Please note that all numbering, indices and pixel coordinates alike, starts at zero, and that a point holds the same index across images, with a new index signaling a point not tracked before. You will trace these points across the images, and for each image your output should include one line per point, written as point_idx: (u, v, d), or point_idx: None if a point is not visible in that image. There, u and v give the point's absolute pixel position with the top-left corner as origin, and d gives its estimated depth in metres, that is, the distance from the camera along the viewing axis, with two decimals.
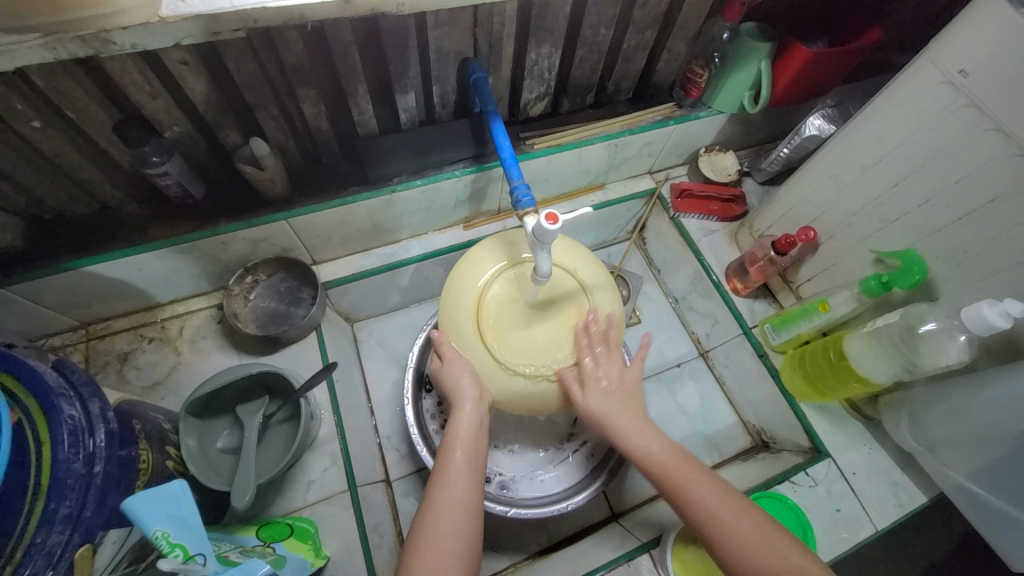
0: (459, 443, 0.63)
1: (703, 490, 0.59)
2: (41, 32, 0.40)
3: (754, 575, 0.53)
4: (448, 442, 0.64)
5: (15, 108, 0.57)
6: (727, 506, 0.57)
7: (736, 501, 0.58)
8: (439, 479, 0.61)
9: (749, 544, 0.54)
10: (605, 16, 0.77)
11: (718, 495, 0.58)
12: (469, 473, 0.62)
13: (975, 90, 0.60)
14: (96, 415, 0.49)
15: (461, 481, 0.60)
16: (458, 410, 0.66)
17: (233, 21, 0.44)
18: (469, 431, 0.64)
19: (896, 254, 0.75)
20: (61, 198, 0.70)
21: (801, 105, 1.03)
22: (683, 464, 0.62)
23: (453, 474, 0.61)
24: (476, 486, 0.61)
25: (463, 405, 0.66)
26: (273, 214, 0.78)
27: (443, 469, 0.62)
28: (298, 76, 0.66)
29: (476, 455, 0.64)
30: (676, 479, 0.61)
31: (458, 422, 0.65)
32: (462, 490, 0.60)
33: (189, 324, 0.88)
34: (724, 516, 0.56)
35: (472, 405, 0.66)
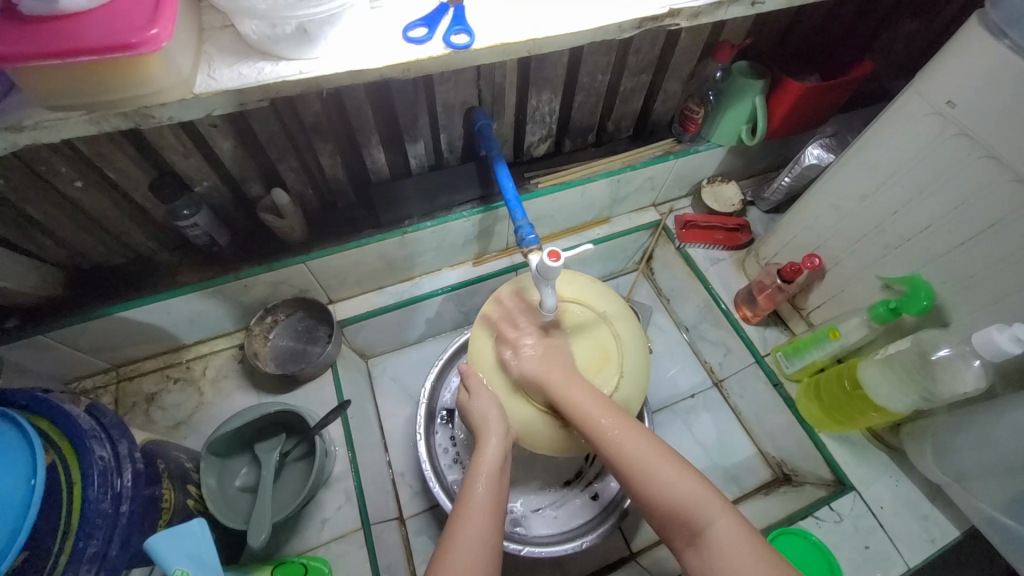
0: (483, 477, 0.62)
1: (632, 451, 0.59)
2: (87, 110, 0.45)
3: (680, 527, 0.55)
4: (471, 476, 0.63)
5: (62, 172, 0.63)
6: (655, 464, 0.58)
7: (667, 461, 0.58)
8: (459, 512, 0.59)
9: (677, 501, 0.55)
10: (601, 64, 0.82)
11: (647, 456, 0.59)
12: (491, 510, 0.60)
13: (963, 120, 0.61)
14: (124, 455, 0.52)
15: (481, 516, 0.58)
16: (485, 444, 0.66)
17: (257, 93, 0.49)
18: (493, 465, 0.64)
19: (902, 280, 0.74)
20: (99, 250, 0.76)
21: (799, 135, 1.06)
22: (613, 424, 0.61)
23: (475, 508, 0.59)
24: (496, 524, 0.59)
25: (488, 439, 0.66)
26: (292, 258, 0.82)
27: (464, 504, 0.60)
28: (316, 132, 0.71)
29: (499, 490, 0.62)
30: (601, 427, 0.61)
31: (483, 455, 0.64)
32: (482, 524, 0.58)
33: (212, 364, 0.91)
34: (651, 474, 0.57)
35: (498, 440, 0.66)
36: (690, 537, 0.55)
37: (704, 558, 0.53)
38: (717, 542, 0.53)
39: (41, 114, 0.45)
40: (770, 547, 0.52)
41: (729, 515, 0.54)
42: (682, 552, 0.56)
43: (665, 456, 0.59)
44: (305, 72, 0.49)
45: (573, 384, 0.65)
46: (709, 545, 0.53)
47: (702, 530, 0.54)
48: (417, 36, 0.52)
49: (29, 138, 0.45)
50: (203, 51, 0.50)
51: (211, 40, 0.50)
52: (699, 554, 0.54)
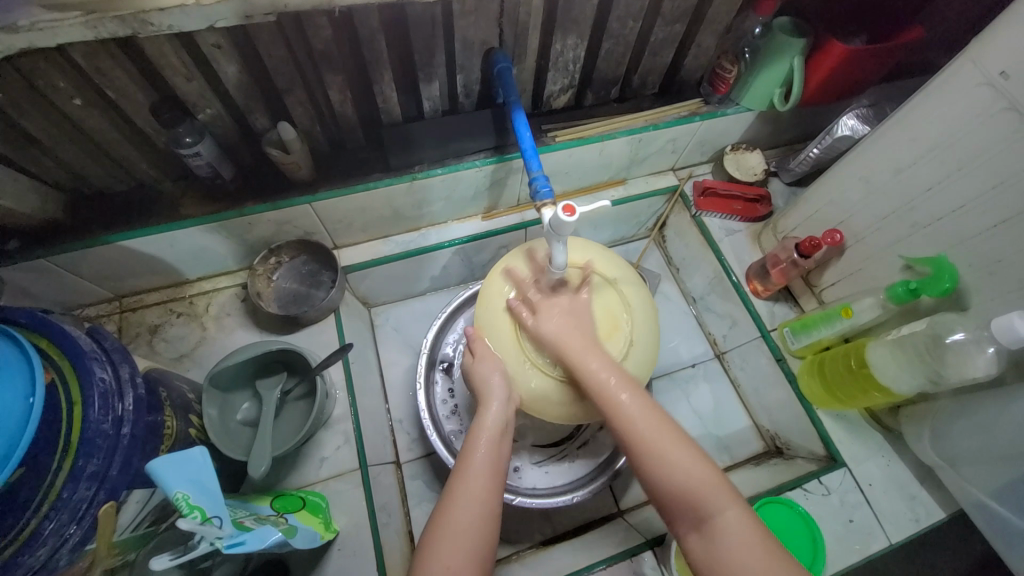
0: (484, 444, 0.62)
1: (646, 429, 0.58)
2: (83, 11, 0.42)
3: (688, 511, 0.54)
4: (471, 439, 0.63)
5: (59, 86, 0.60)
6: (667, 446, 0.57)
7: (683, 446, 0.57)
8: (459, 477, 0.59)
9: (685, 485, 0.55)
10: (633, 9, 0.76)
11: (716, 494, 0.54)
12: (490, 478, 0.60)
13: (1017, 92, 0.57)
14: (125, 379, 0.52)
15: (482, 482, 0.59)
16: (485, 410, 0.64)
17: (264, 6, 0.46)
18: (493, 432, 0.63)
19: (926, 261, 0.72)
20: (100, 175, 0.74)
21: (834, 105, 1.00)
22: (676, 449, 0.57)
23: (476, 474, 0.59)
24: (496, 491, 0.60)
25: (490, 404, 0.65)
26: (297, 197, 0.80)
27: (465, 466, 0.60)
28: (326, 62, 0.67)
29: (500, 456, 0.62)
30: (620, 408, 0.59)
31: (484, 421, 0.64)
32: (481, 493, 0.58)
33: (214, 301, 0.91)
34: (662, 455, 0.56)
35: (499, 406, 0.65)
36: (697, 523, 0.54)
37: (710, 544, 0.53)
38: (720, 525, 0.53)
39: (36, 13, 0.42)
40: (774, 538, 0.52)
41: (735, 503, 0.54)
42: (685, 535, 0.55)
43: (678, 438, 0.58)
44: None
45: (594, 351, 0.63)
46: (715, 532, 0.53)
47: (708, 519, 0.53)
48: None
49: (23, 40, 0.43)
50: None
51: None
52: (704, 539, 0.53)
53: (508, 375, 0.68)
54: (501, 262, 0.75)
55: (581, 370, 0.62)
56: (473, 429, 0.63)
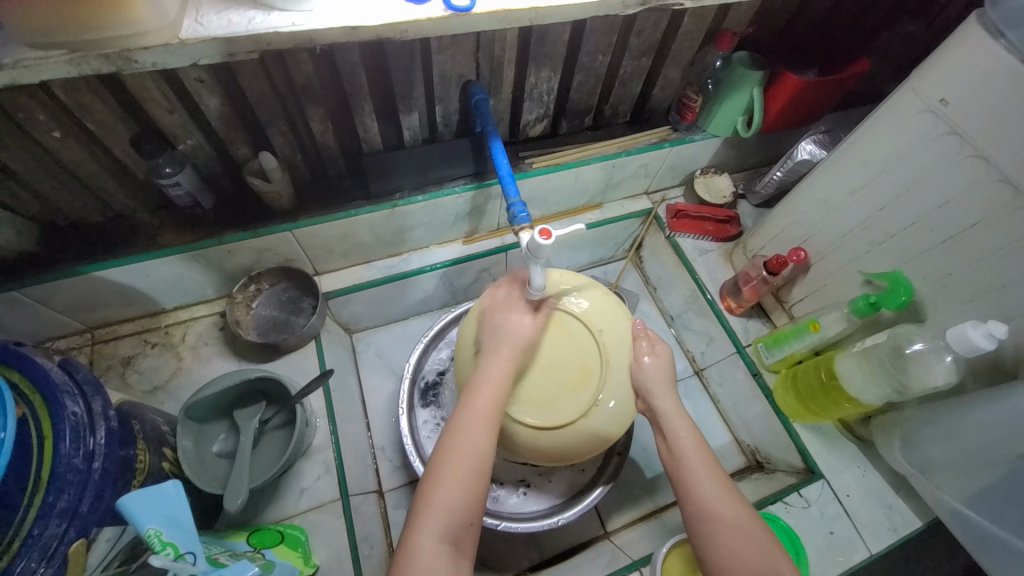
0: (488, 388, 0.63)
1: (729, 509, 0.58)
2: (68, 49, 0.43)
3: None
4: (476, 380, 0.64)
5: (38, 119, 0.60)
6: (742, 533, 0.56)
7: (764, 544, 0.56)
8: (466, 416, 0.60)
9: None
10: (602, 44, 0.81)
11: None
12: (490, 417, 0.60)
13: (955, 119, 0.62)
14: (98, 412, 0.51)
15: (483, 421, 0.60)
16: (492, 353, 0.66)
17: (247, 43, 0.47)
18: (499, 373, 0.64)
19: (883, 276, 0.76)
20: (77, 206, 0.73)
21: (793, 131, 1.07)
22: (738, 517, 0.57)
23: (480, 412, 0.60)
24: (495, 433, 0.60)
25: (497, 352, 0.66)
26: (278, 225, 0.80)
27: (467, 405, 0.61)
28: (307, 94, 0.69)
29: (504, 386, 0.63)
30: (697, 482, 0.60)
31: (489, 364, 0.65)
32: (480, 429, 0.59)
33: (191, 330, 0.90)
34: (735, 540, 0.56)
35: (501, 354, 0.66)
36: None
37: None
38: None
39: (20, 51, 0.43)
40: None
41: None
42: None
43: (755, 526, 0.57)
44: (298, 24, 0.47)
45: (683, 421, 0.65)
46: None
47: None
48: None
49: (5, 77, 0.43)
50: None
51: None
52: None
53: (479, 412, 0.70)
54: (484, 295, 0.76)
55: (671, 435, 0.64)
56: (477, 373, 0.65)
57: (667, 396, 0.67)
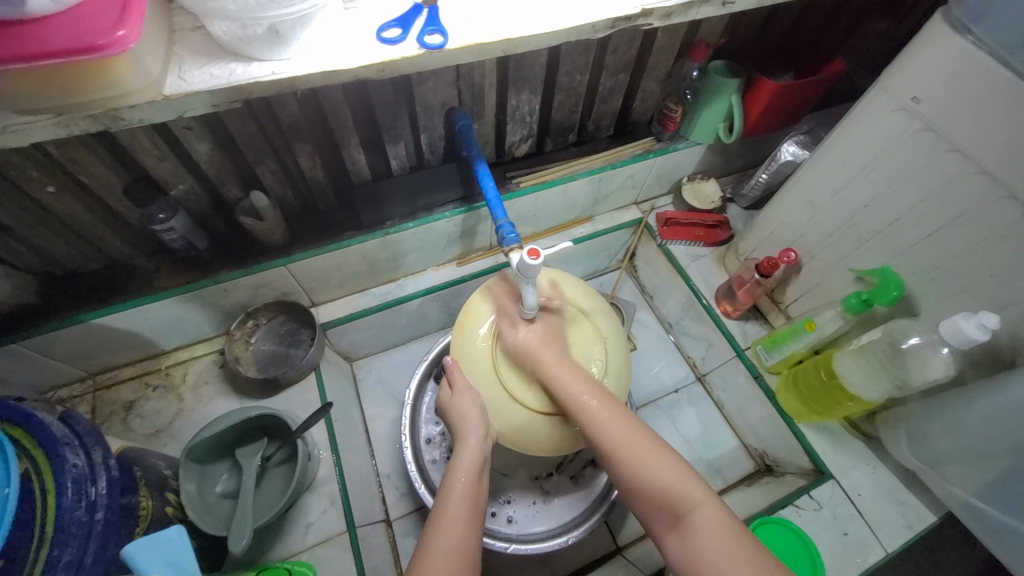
0: (460, 481, 0.63)
1: (619, 432, 0.61)
2: (54, 113, 0.44)
3: (666, 513, 0.57)
4: (449, 480, 0.64)
5: (31, 176, 0.62)
6: (642, 451, 0.60)
7: (668, 461, 0.59)
8: (438, 519, 0.59)
9: (661, 488, 0.57)
10: (579, 64, 0.83)
11: (676, 480, 0.57)
12: (465, 521, 0.60)
13: (928, 115, 0.63)
14: (99, 462, 0.51)
15: (458, 525, 0.59)
16: (462, 447, 0.66)
17: (229, 94, 0.48)
18: (470, 470, 0.64)
19: (873, 272, 0.77)
20: (73, 256, 0.74)
21: (776, 133, 1.08)
22: (625, 435, 0.61)
23: (455, 516, 0.59)
24: (474, 532, 0.59)
25: (466, 441, 0.66)
26: (272, 261, 0.82)
27: (440, 511, 0.60)
28: (294, 133, 0.71)
29: (476, 496, 0.63)
30: (591, 414, 0.63)
31: (460, 458, 0.65)
32: (460, 532, 0.58)
33: (191, 370, 0.90)
34: (632, 458, 0.59)
35: (476, 443, 0.66)
36: (671, 522, 0.56)
37: (686, 541, 0.55)
38: (694, 522, 0.55)
39: (6, 117, 0.44)
40: (750, 536, 0.54)
41: (711, 503, 0.56)
42: (663, 536, 0.57)
43: (647, 441, 0.61)
44: (278, 73, 0.49)
45: (564, 365, 0.66)
46: (690, 529, 0.55)
47: (684, 517, 0.55)
48: (391, 37, 0.52)
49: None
50: (174, 53, 0.49)
51: (182, 42, 0.50)
52: (682, 539, 0.55)
53: (483, 408, 0.69)
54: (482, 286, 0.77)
55: (557, 386, 0.65)
56: (451, 468, 0.65)
57: (550, 349, 0.68)
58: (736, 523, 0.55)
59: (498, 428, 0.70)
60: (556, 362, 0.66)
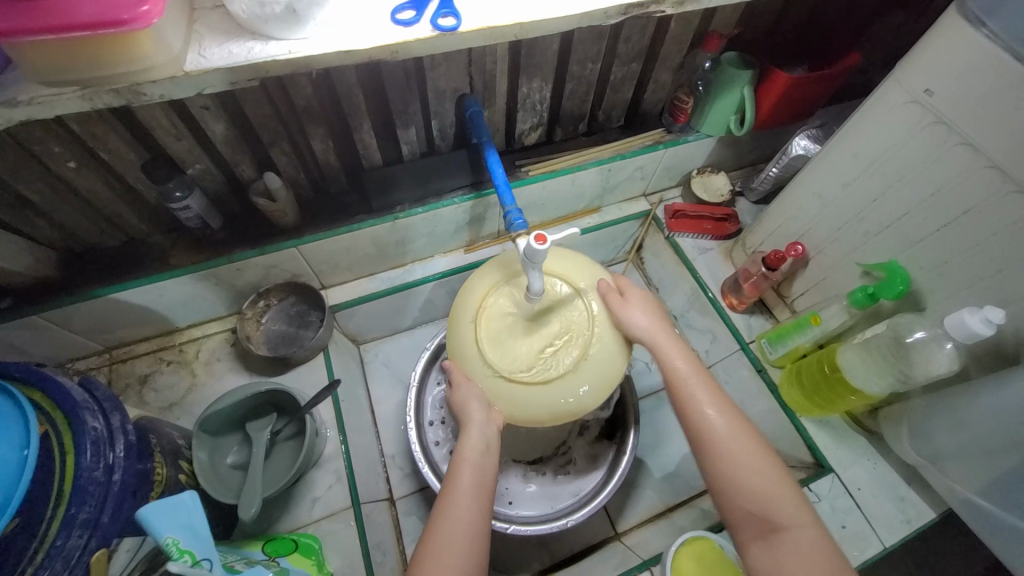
0: (465, 464, 0.65)
1: (718, 427, 0.61)
2: (80, 86, 0.46)
3: (753, 520, 0.56)
4: (456, 463, 0.65)
5: (55, 151, 0.63)
6: (738, 448, 0.59)
7: (739, 426, 0.61)
8: (446, 500, 0.62)
9: (756, 491, 0.57)
10: (591, 52, 0.83)
11: (779, 490, 0.56)
12: (474, 496, 0.62)
13: (941, 108, 0.63)
14: (116, 427, 0.53)
15: (465, 502, 0.61)
16: (466, 432, 0.67)
17: (247, 71, 0.49)
18: (476, 453, 0.65)
19: (880, 266, 0.77)
20: (92, 231, 0.76)
21: (787, 127, 1.07)
22: (723, 423, 0.61)
23: (459, 493, 0.62)
24: (483, 508, 0.62)
25: (470, 427, 0.67)
26: (284, 241, 0.83)
27: (448, 491, 0.63)
28: (308, 116, 0.72)
29: (484, 477, 0.65)
30: (698, 401, 0.63)
31: (467, 439, 0.67)
32: (464, 512, 0.60)
33: (204, 347, 0.92)
34: (728, 456, 0.59)
35: (479, 426, 0.67)
36: (763, 531, 0.55)
37: (774, 553, 0.54)
38: (746, 480, 0.57)
39: (35, 89, 0.45)
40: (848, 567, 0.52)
41: (773, 473, 0.58)
42: (746, 542, 0.57)
43: (759, 447, 0.59)
44: (294, 51, 0.50)
45: (674, 346, 0.68)
46: (783, 543, 0.54)
47: (777, 528, 0.55)
48: (405, 18, 0.52)
49: (23, 113, 0.46)
50: (194, 31, 0.50)
51: (202, 20, 0.51)
52: (768, 549, 0.54)
53: (486, 397, 0.69)
54: (479, 266, 0.77)
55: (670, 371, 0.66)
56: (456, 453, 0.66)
57: (667, 332, 0.69)
58: (840, 554, 0.53)
59: (505, 413, 0.70)
60: (666, 341, 0.68)
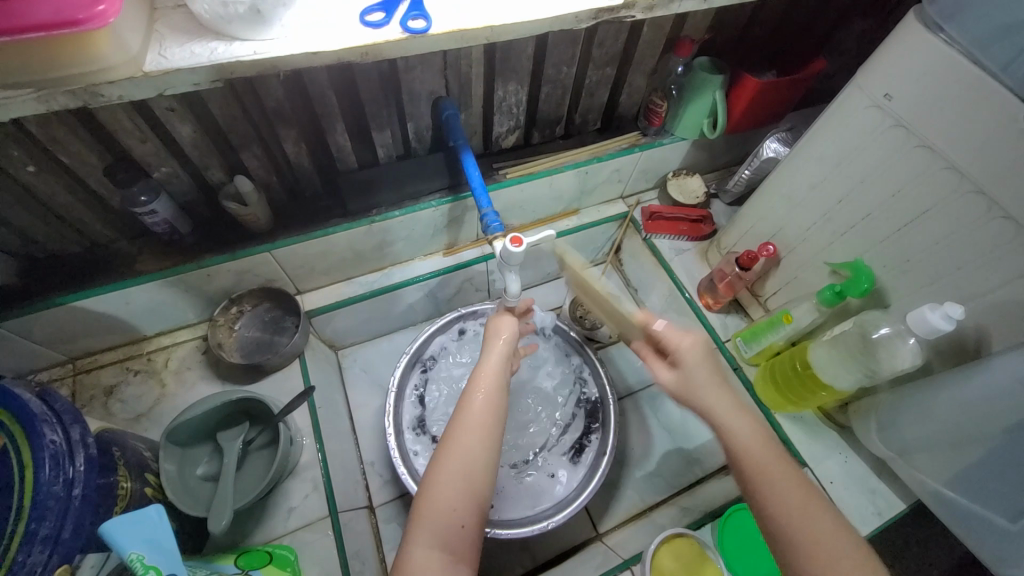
0: (478, 391, 0.61)
1: (782, 493, 0.51)
2: (35, 88, 0.44)
3: None
4: (471, 386, 0.62)
5: (10, 154, 0.61)
6: (804, 514, 0.50)
7: (766, 447, 0.54)
8: (456, 425, 0.58)
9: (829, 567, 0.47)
10: (565, 56, 0.84)
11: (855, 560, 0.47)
12: (489, 426, 0.58)
13: (899, 112, 0.65)
14: (76, 440, 0.51)
15: (474, 425, 0.58)
16: (488, 359, 0.65)
17: (210, 73, 0.48)
18: (492, 384, 0.62)
19: (846, 265, 0.79)
20: (53, 237, 0.74)
21: (758, 130, 1.10)
22: (793, 491, 0.51)
23: (471, 416, 0.58)
24: (492, 441, 0.58)
25: (490, 361, 0.65)
26: (257, 246, 0.82)
27: (460, 414, 0.59)
28: (279, 118, 0.71)
29: (497, 407, 0.60)
30: (760, 469, 0.53)
31: (483, 367, 0.64)
32: (473, 445, 0.56)
33: (174, 356, 0.90)
34: (797, 526, 0.49)
35: (497, 359, 0.66)
36: None
37: None
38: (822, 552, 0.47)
39: None
40: None
41: (826, 512, 0.50)
42: None
43: (825, 509, 0.50)
44: (259, 52, 0.49)
45: (728, 405, 0.57)
46: None
47: None
48: (374, 20, 0.52)
49: None
50: (155, 31, 0.49)
51: (163, 20, 0.50)
52: None
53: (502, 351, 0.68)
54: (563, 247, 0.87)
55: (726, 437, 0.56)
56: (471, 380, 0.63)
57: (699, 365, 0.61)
58: None
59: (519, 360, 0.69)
60: (706, 393, 0.59)
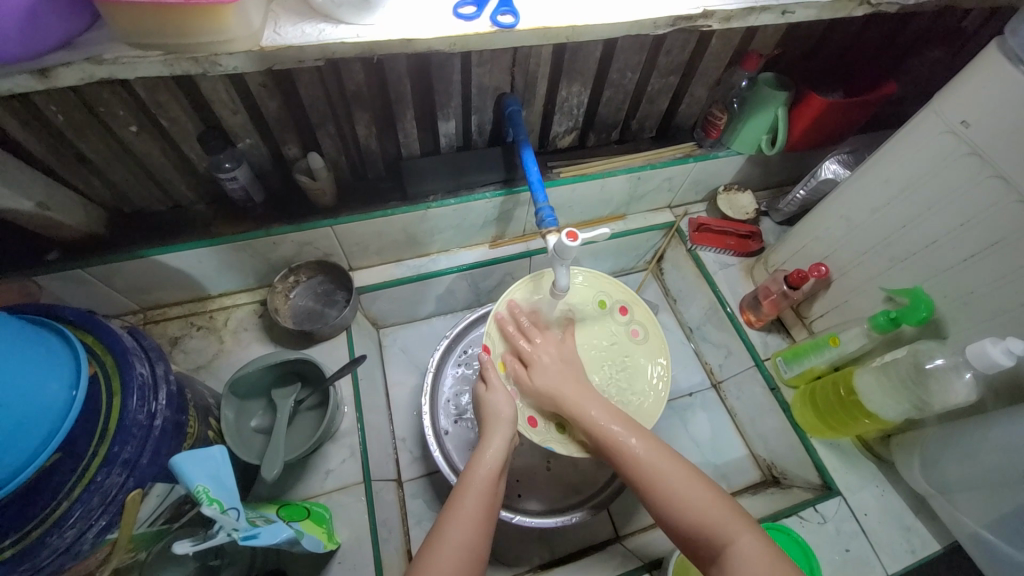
0: (478, 472, 0.67)
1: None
2: (163, 51, 0.49)
3: None
4: (471, 467, 0.67)
5: (118, 114, 0.67)
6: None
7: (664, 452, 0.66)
8: (455, 502, 0.64)
9: None
10: (631, 62, 0.85)
11: None
12: (486, 505, 0.64)
13: (976, 140, 0.64)
14: (160, 376, 0.57)
15: (470, 505, 0.63)
16: (489, 440, 0.70)
17: (316, 52, 0.53)
18: (491, 465, 0.67)
19: (904, 292, 0.77)
20: (141, 195, 0.80)
21: (817, 151, 1.08)
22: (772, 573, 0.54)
23: (471, 491, 0.64)
24: (484, 520, 0.63)
25: (492, 438, 0.70)
26: (320, 220, 0.86)
27: (460, 491, 0.65)
28: (357, 101, 0.75)
29: (493, 495, 0.66)
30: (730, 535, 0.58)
31: (484, 450, 0.69)
32: (469, 523, 0.62)
33: (233, 316, 0.96)
34: None
35: (500, 444, 0.69)
36: None
37: None
38: None
39: (120, 50, 0.49)
40: None
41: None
42: None
43: None
44: (361, 36, 0.53)
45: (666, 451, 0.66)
46: None
47: None
48: (466, 13, 0.55)
49: (105, 71, 0.49)
50: (272, 10, 0.53)
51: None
52: None
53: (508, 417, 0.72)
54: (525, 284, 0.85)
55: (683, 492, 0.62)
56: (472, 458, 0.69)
57: (568, 383, 0.73)
58: None
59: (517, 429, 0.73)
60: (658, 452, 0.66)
